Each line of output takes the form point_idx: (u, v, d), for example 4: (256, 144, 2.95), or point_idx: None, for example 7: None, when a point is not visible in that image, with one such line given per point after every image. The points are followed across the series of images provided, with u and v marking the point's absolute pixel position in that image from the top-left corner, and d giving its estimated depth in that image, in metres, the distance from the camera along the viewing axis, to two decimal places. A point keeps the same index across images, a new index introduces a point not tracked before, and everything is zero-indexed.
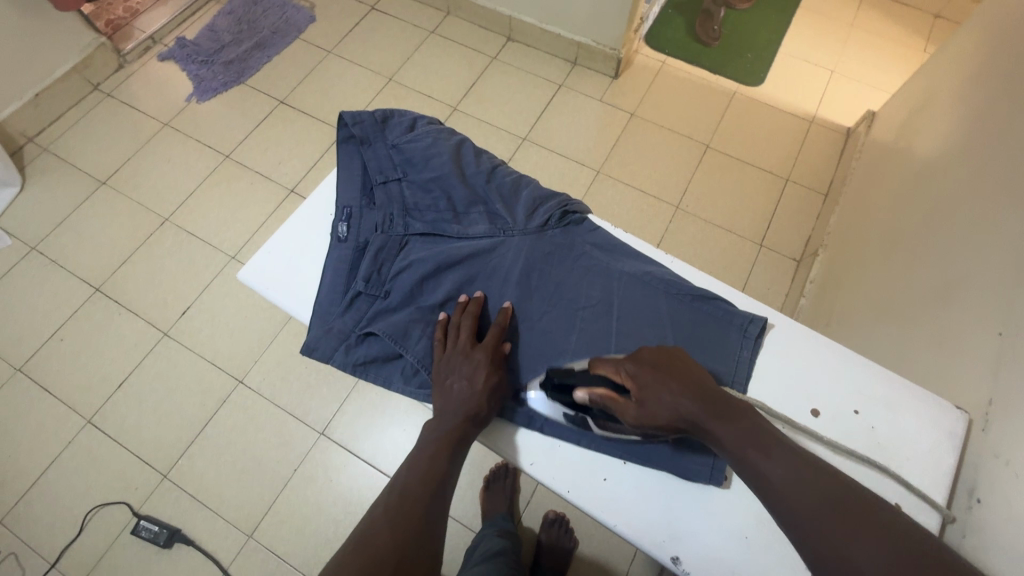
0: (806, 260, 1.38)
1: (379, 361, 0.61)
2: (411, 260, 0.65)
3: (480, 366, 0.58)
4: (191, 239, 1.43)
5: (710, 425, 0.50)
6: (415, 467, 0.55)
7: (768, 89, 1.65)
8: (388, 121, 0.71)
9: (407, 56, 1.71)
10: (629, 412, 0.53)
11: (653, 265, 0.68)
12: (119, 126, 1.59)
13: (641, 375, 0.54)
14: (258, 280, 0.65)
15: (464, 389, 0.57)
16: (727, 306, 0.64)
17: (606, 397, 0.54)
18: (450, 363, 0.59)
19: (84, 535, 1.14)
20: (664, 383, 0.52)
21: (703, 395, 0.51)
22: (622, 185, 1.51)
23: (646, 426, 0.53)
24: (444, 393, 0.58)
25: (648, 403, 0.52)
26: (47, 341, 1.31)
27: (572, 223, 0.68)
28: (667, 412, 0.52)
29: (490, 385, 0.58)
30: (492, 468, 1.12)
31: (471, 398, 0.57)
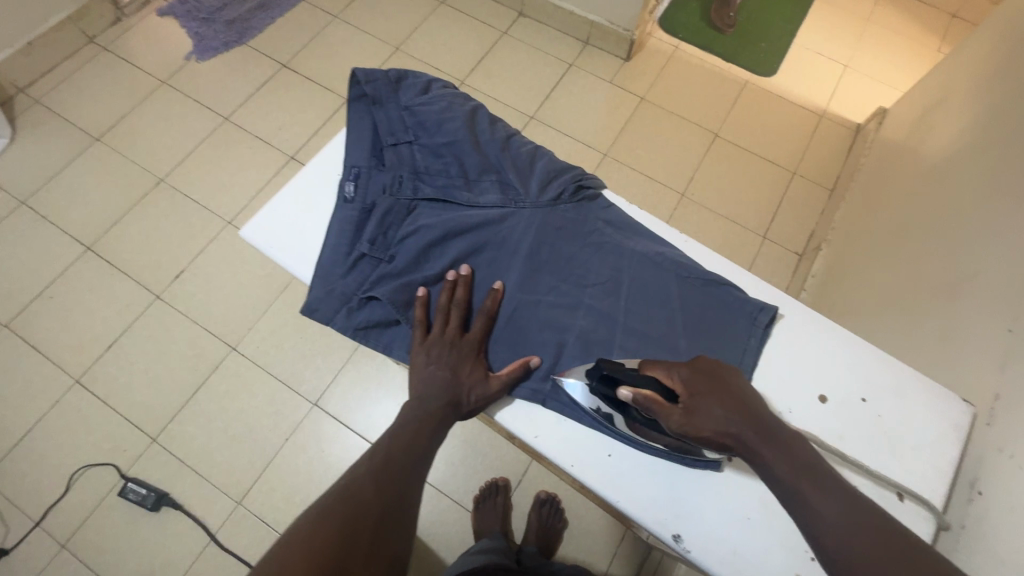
0: (809, 254, 1.38)
1: (380, 326, 0.60)
2: (418, 225, 0.62)
3: (464, 358, 0.58)
4: (187, 201, 1.40)
5: (758, 447, 0.48)
6: (402, 434, 0.54)
7: (780, 80, 1.63)
8: (402, 83, 0.68)
9: (415, 25, 1.67)
10: (675, 418, 0.50)
11: (666, 246, 0.67)
12: (115, 81, 1.54)
13: (695, 383, 0.52)
14: (260, 237, 0.63)
15: (446, 377, 0.57)
16: (738, 292, 0.63)
17: (653, 398, 0.51)
18: (430, 349, 0.58)
19: (71, 494, 1.13)
20: (716, 398, 0.51)
21: (754, 416, 0.50)
22: (628, 169, 1.49)
23: (689, 437, 0.50)
24: (423, 377, 0.57)
25: (698, 413, 0.50)
26: (36, 298, 1.28)
27: (585, 198, 0.66)
28: (716, 426, 0.49)
29: (476, 378, 0.57)
30: (482, 486, 1.09)
31: (454, 388, 0.56)
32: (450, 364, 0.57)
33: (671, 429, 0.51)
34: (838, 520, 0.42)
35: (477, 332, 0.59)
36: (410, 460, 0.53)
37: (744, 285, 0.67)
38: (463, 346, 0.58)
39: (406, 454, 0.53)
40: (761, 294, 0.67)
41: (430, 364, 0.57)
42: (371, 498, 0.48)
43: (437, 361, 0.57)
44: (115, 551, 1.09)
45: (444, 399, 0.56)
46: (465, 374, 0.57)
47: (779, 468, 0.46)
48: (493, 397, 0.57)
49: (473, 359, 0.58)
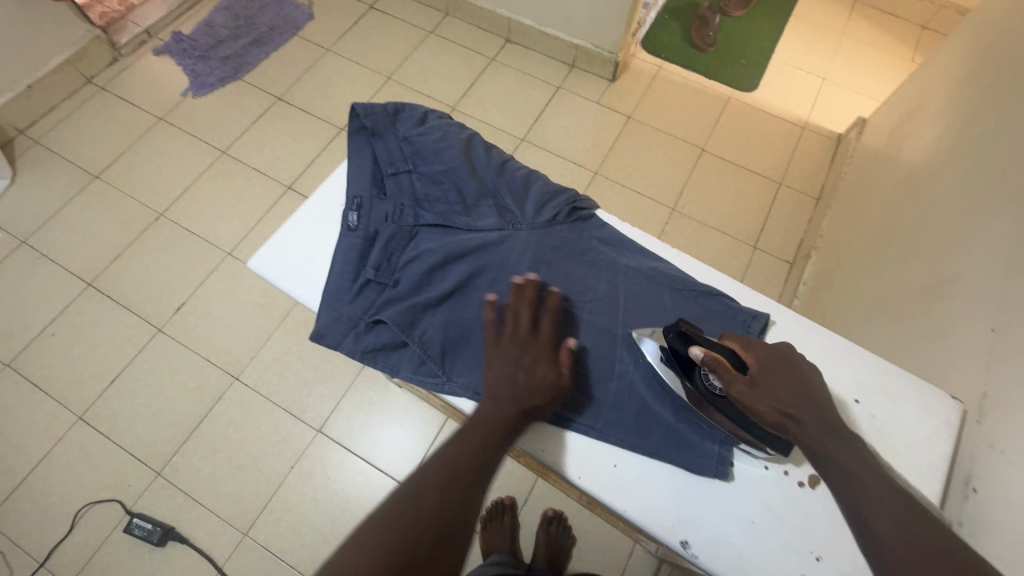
0: (799, 261, 1.41)
1: (387, 349, 0.61)
2: (421, 250, 0.64)
3: (535, 360, 0.57)
4: (187, 234, 1.42)
5: (814, 432, 0.50)
6: (467, 445, 0.52)
7: (761, 94, 1.68)
8: (399, 114, 0.71)
9: (406, 55, 1.72)
10: (737, 384, 0.53)
11: (659, 261, 0.69)
12: (113, 120, 1.57)
13: (768, 364, 0.54)
14: (266, 268, 0.65)
15: (519, 379, 0.56)
16: (731, 302, 0.66)
17: (723, 365, 0.54)
18: (500, 351, 0.57)
19: (75, 533, 1.12)
20: (783, 380, 0.53)
21: (812, 405, 0.52)
22: (619, 187, 1.52)
23: (744, 407, 0.53)
24: (496, 379, 0.56)
25: (761, 388, 0.53)
26: (38, 336, 1.29)
27: (580, 218, 0.69)
28: (774, 405, 0.52)
29: (549, 378, 0.56)
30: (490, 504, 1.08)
31: (527, 391, 0.55)
32: (521, 364, 0.56)
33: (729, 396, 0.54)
34: (883, 511, 0.45)
35: (547, 329, 0.59)
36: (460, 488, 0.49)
37: (735, 295, 0.70)
38: (471, 365, 0.60)
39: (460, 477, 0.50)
40: (751, 303, 0.69)
41: (504, 365, 0.56)
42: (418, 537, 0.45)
43: (507, 363, 0.56)
44: None
45: (518, 401, 0.55)
46: (540, 373, 0.56)
47: (834, 460, 0.49)
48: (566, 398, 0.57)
49: (544, 358, 0.57)
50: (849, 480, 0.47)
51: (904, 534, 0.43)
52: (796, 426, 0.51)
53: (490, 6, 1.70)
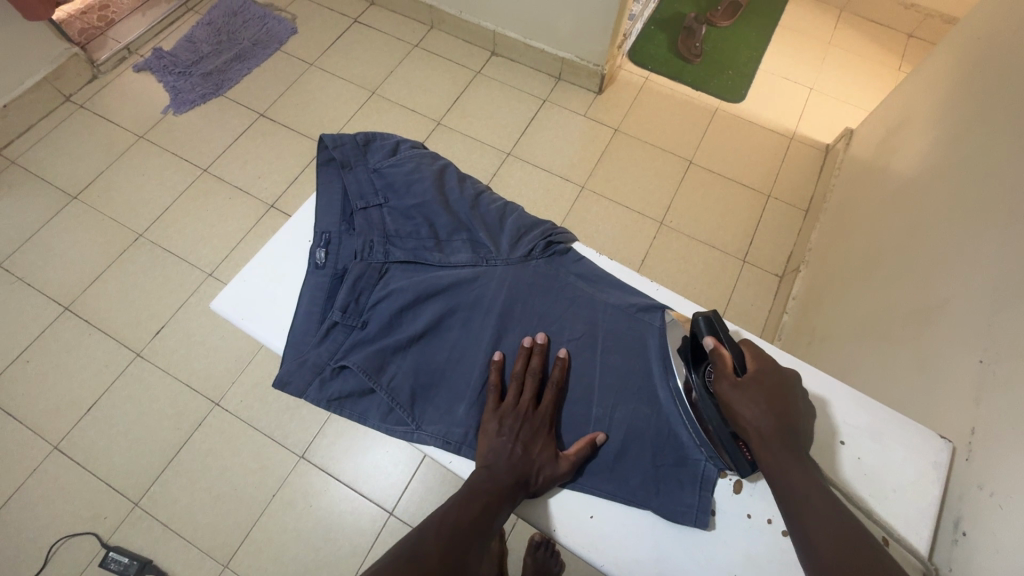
0: (788, 275, 1.39)
1: (354, 396, 0.58)
2: (391, 289, 0.62)
3: (535, 432, 0.55)
4: (166, 255, 1.39)
5: (778, 452, 0.50)
6: (469, 507, 0.49)
7: (749, 106, 1.67)
8: (370, 145, 0.69)
9: (390, 69, 1.70)
10: (725, 381, 0.54)
11: (638, 296, 0.67)
12: (92, 138, 1.54)
13: (766, 375, 0.54)
14: (230, 309, 0.62)
15: (515, 452, 0.54)
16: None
17: (723, 363, 0.55)
18: (502, 419, 0.56)
19: (48, 568, 1.08)
20: (772, 393, 0.53)
21: (788, 426, 0.52)
22: (606, 201, 1.50)
23: (725, 405, 0.54)
24: (491, 450, 0.54)
25: (745, 394, 0.53)
26: (13, 362, 1.26)
27: (556, 252, 0.67)
28: (750, 413, 0.52)
29: (549, 454, 0.55)
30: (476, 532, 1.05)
31: (524, 464, 0.53)
32: (520, 437, 0.54)
33: (716, 390, 0.55)
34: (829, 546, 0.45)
35: (547, 403, 0.58)
36: (458, 555, 0.45)
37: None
38: (442, 413, 0.58)
39: (459, 544, 0.46)
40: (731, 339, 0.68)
41: (501, 437, 0.54)
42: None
43: (505, 435, 0.55)
44: None
45: (516, 471, 0.53)
46: (541, 448, 0.55)
47: (789, 486, 0.49)
48: (563, 477, 0.55)
49: (543, 433, 0.56)
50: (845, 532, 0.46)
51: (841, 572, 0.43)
52: (762, 438, 0.51)
53: (475, 19, 1.68)
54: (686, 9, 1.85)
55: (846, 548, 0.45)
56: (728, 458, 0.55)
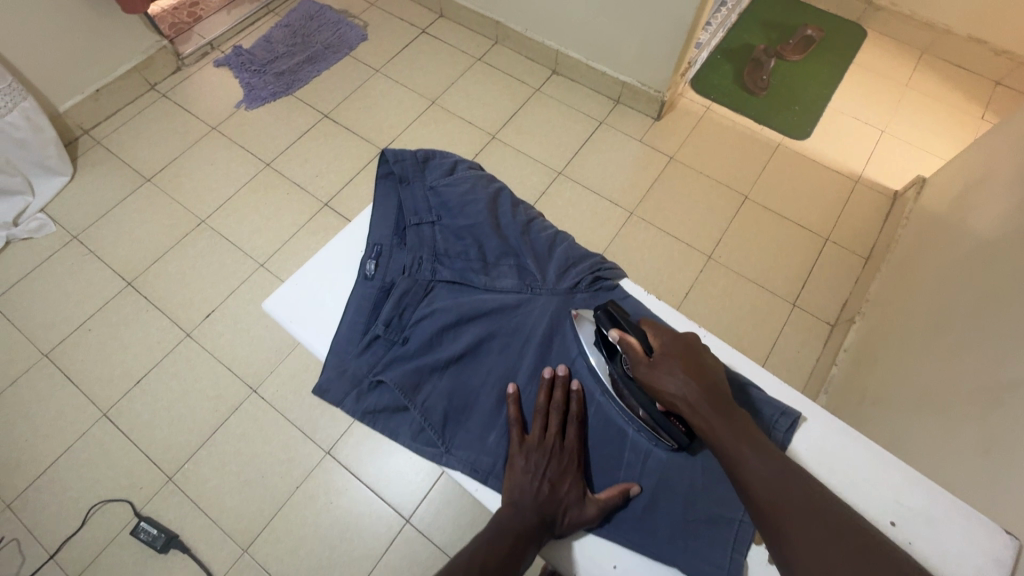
0: (841, 325, 1.32)
1: (388, 411, 0.59)
2: (435, 308, 0.62)
3: (564, 470, 0.54)
4: (224, 242, 1.46)
5: (709, 416, 0.52)
6: (495, 550, 0.48)
7: (814, 144, 1.61)
8: (429, 162, 0.70)
9: (451, 80, 1.74)
10: (642, 365, 0.56)
11: None
12: (170, 126, 1.64)
13: (673, 350, 0.56)
14: (280, 309, 0.64)
15: (541, 490, 0.52)
16: (761, 396, 0.62)
17: (633, 349, 0.56)
18: (528, 455, 0.55)
19: (86, 529, 1.14)
20: (686, 364, 0.55)
21: (710, 389, 0.54)
22: (654, 229, 1.48)
23: (649, 387, 0.55)
24: (517, 484, 0.53)
25: (663, 370, 0.55)
26: (76, 329, 1.34)
27: (602, 289, 0.66)
28: (672, 386, 0.54)
29: (573, 493, 0.54)
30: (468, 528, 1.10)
31: (551, 504, 0.52)
32: (547, 474, 0.53)
33: (637, 377, 0.56)
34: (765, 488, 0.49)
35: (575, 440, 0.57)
36: None
37: (765, 386, 0.66)
38: (471, 439, 0.58)
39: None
40: (783, 396, 0.65)
41: (528, 472, 0.53)
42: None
43: (532, 471, 0.54)
44: None
45: (542, 509, 0.51)
46: (565, 483, 0.54)
47: (726, 442, 0.51)
48: (590, 521, 0.53)
49: (572, 472, 0.54)
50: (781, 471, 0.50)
51: (785, 505, 0.48)
52: (691, 408, 0.53)
53: (539, 37, 1.70)
54: (755, 40, 1.81)
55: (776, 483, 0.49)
56: (664, 434, 0.57)
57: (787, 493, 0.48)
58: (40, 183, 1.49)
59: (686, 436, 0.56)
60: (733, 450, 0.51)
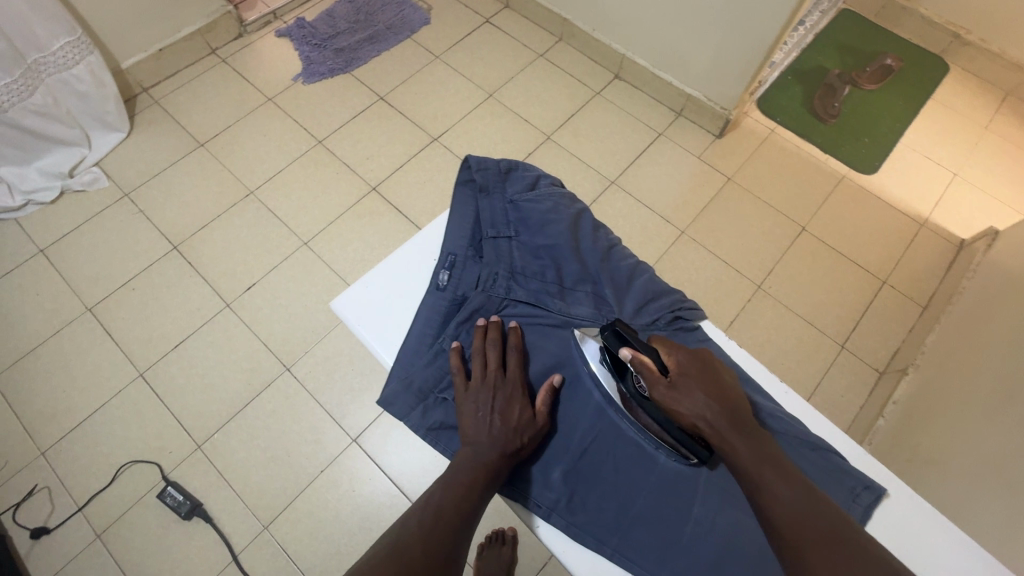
0: (890, 374, 1.27)
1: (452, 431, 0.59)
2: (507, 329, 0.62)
3: (511, 399, 0.57)
4: (270, 216, 1.46)
5: (729, 436, 0.52)
6: (450, 491, 0.50)
7: (880, 179, 1.55)
8: (511, 174, 0.70)
9: (511, 75, 1.70)
10: (659, 386, 0.55)
11: (761, 395, 0.63)
12: (227, 93, 1.64)
13: (689, 368, 0.56)
14: (347, 313, 0.64)
15: (495, 423, 0.55)
16: (843, 464, 0.59)
17: (647, 369, 0.55)
18: (475, 395, 0.57)
19: (114, 486, 1.16)
20: (703, 384, 0.54)
21: (732, 412, 0.53)
22: (704, 251, 1.44)
23: (668, 409, 0.54)
24: (471, 423, 0.55)
25: (682, 391, 0.54)
26: (120, 287, 1.36)
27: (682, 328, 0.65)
28: (691, 406, 0.53)
29: (517, 420, 0.56)
30: (489, 532, 1.10)
31: (505, 435, 0.54)
32: (496, 408, 0.55)
33: (654, 398, 0.55)
34: (791, 518, 0.46)
35: (517, 372, 0.59)
36: None
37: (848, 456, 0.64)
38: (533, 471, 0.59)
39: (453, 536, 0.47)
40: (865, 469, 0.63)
41: (479, 411, 0.55)
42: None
43: (481, 407, 0.56)
44: (143, 552, 1.11)
45: (500, 443, 0.54)
46: (511, 412, 0.56)
47: (745, 466, 0.50)
48: (541, 429, 0.58)
49: (519, 400, 0.57)
50: (812, 499, 0.47)
51: (811, 535, 0.45)
52: (713, 429, 0.52)
53: (607, 39, 1.65)
54: (829, 64, 1.74)
55: (803, 513, 0.46)
56: (683, 449, 0.57)
57: (813, 520, 0.46)
58: (97, 137, 1.50)
59: (706, 450, 0.55)
60: (755, 473, 0.49)
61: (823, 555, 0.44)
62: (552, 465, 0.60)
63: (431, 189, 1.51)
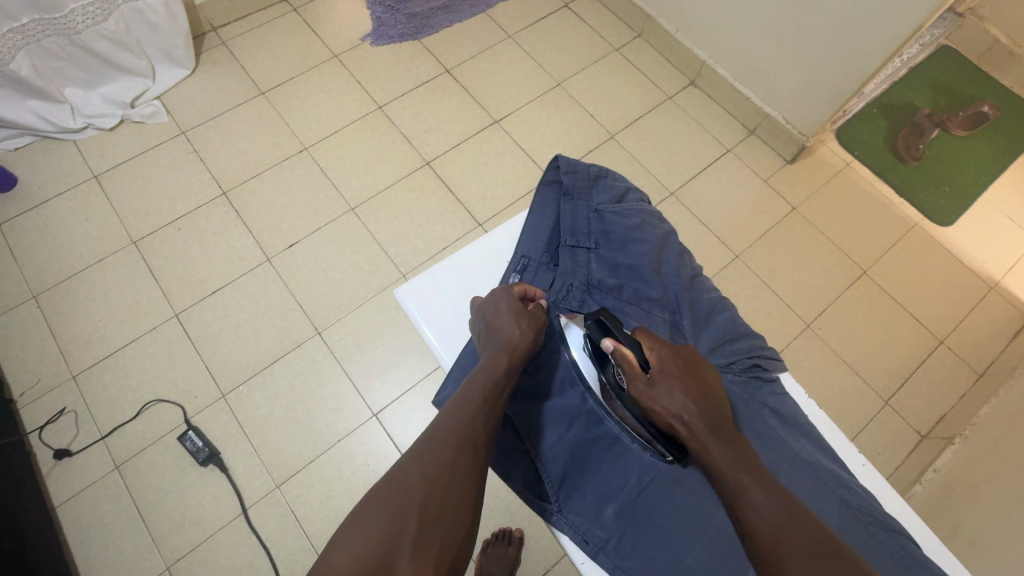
0: (932, 439, 1.22)
1: (508, 446, 0.65)
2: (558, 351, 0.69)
3: (510, 304, 0.65)
4: (321, 175, 1.44)
5: (703, 435, 0.54)
6: (460, 417, 0.55)
7: (955, 233, 1.46)
8: (599, 183, 0.75)
9: (583, 66, 1.64)
10: (638, 382, 0.58)
11: (835, 465, 0.62)
12: (295, 44, 1.61)
13: (669, 362, 0.59)
14: (411, 300, 0.71)
15: (497, 324, 0.64)
16: (918, 552, 0.56)
17: (625, 360, 0.59)
18: (484, 304, 0.67)
19: (138, 421, 1.18)
20: (682, 377, 0.58)
21: (709, 409, 0.56)
22: (756, 279, 1.38)
23: (647, 404, 0.58)
24: (481, 341, 0.64)
25: (661, 389, 0.57)
26: (166, 225, 1.36)
27: (759, 377, 0.66)
28: (670, 403, 0.57)
29: (509, 312, 0.64)
30: (495, 531, 1.09)
31: (510, 339, 0.62)
32: (491, 314, 0.65)
33: (633, 395, 0.59)
34: (765, 520, 0.47)
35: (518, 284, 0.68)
36: None
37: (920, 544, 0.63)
38: (586, 506, 0.62)
39: (455, 457, 0.53)
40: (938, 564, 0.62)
41: (482, 314, 0.66)
42: (413, 531, 0.47)
43: (483, 315, 0.66)
44: (157, 490, 1.12)
45: (495, 359, 0.61)
46: (502, 327, 0.63)
47: (719, 466, 0.52)
48: (542, 316, 0.67)
49: (509, 301, 0.65)
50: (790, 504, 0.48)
51: (787, 538, 0.46)
52: (688, 427, 0.56)
53: (689, 43, 1.58)
54: (919, 103, 1.64)
55: (779, 516, 0.47)
56: (658, 447, 0.60)
57: (787, 527, 0.46)
58: (162, 71, 1.49)
59: (678, 451, 0.59)
60: (730, 477, 0.50)
61: (803, 560, 0.44)
62: (607, 502, 0.62)
63: (485, 172, 1.47)
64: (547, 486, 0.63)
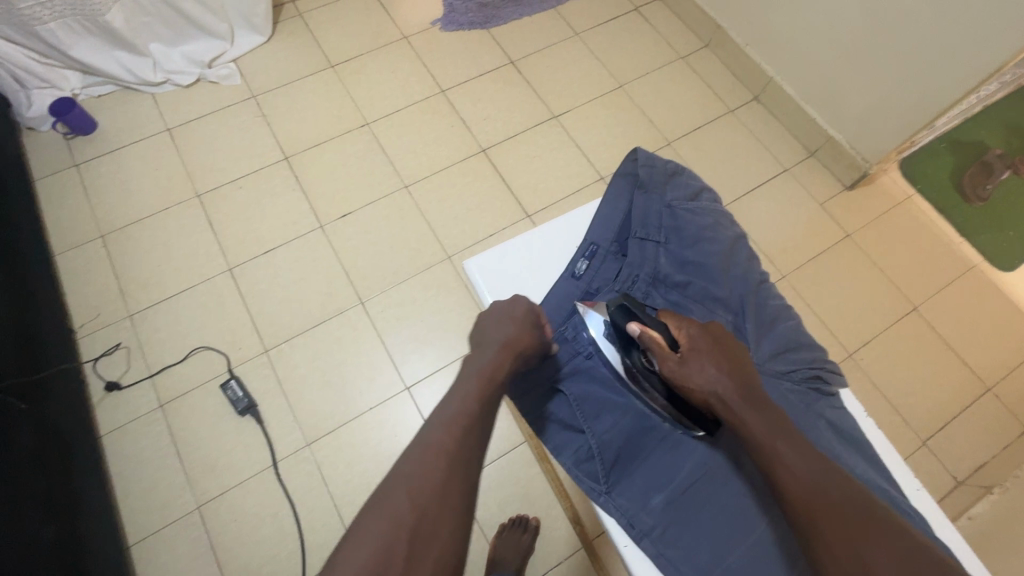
0: (968, 487, 1.19)
1: (564, 428, 0.69)
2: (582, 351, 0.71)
3: (525, 320, 0.69)
4: (379, 151, 1.47)
5: (740, 408, 0.55)
6: (451, 434, 0.57)
7: (1016, 280, 1.41)
8: (675, 180, 0.76)
9: (647, 70, 1.64)
10: (670, 361, 0.60)
11: (890, 485, 0.62)
12: (367, 21, 1.65)
13: (698, 341, 0.60)
14: (480, 274, 0.76)
15: (505, 325, 0.68)
16: None
17: (655, 342, 0.61)
18: (494, 310, 0.71)
19: (183, 365, 1.23)
20: (716, 355, 0.59)
21: (743, 384, 0.57)
22: (800, 302, 1.36)
23: (680, 382, 0.59)
24: (480, 339, 0.69)
25: (693, 366, 0.59)
26: (229, 183, 1.41)
27: (821, 391, 0.67)
28: (703, 378, 0.58)
29: (522, 317, 0.69)
30: (512, 516, 1.11)
31: (516, 340, 0.67)
32: (505, 315, 0.69)
33: (666, 374, 0.60)
34: (797, 483, 0.50)
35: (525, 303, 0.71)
36: None
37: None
38: (634, 492, 0.65)
39: (444, 482, 0.53)
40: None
41: (496, 318, 0.70)
42: (404, 552, 0.49)
43: (497, 316, 0.70)
44: (195, 433, 1.17)
45: (493, 362, 0.65)
46: (502, 334, 0.68)
47: (754, 436, 0.53)
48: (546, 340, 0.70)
49: (523, 304, 0.70)
50: (824, 472, 0.50)
51: (818, 503, 0.48)
52: (723, 403, 0.56)
53: (758, 58, 1.56)
54: (991, 142, 1.59)
55: (813, 482, 0.49)
56: (689, 420, 0.62)
57: (822, 490, 0.49)
58: (240, 36, 1.55)
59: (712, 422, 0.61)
60: (766, 445, 0.52)
61: (840, 526, 0.47)
62: (653, 491, 0.64)
63: (539, 166, 1.48)
64: (597, 469, 0.66)
